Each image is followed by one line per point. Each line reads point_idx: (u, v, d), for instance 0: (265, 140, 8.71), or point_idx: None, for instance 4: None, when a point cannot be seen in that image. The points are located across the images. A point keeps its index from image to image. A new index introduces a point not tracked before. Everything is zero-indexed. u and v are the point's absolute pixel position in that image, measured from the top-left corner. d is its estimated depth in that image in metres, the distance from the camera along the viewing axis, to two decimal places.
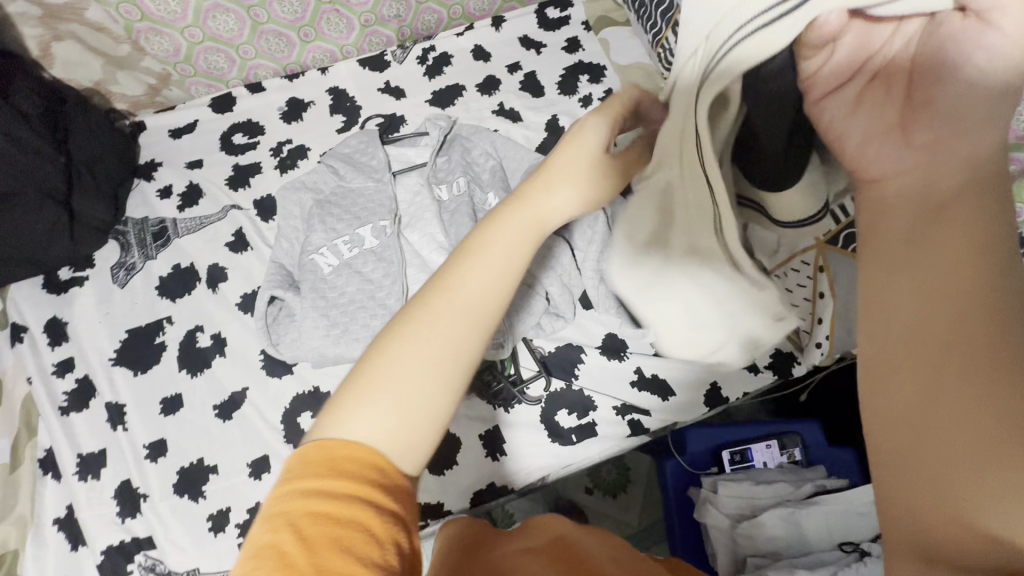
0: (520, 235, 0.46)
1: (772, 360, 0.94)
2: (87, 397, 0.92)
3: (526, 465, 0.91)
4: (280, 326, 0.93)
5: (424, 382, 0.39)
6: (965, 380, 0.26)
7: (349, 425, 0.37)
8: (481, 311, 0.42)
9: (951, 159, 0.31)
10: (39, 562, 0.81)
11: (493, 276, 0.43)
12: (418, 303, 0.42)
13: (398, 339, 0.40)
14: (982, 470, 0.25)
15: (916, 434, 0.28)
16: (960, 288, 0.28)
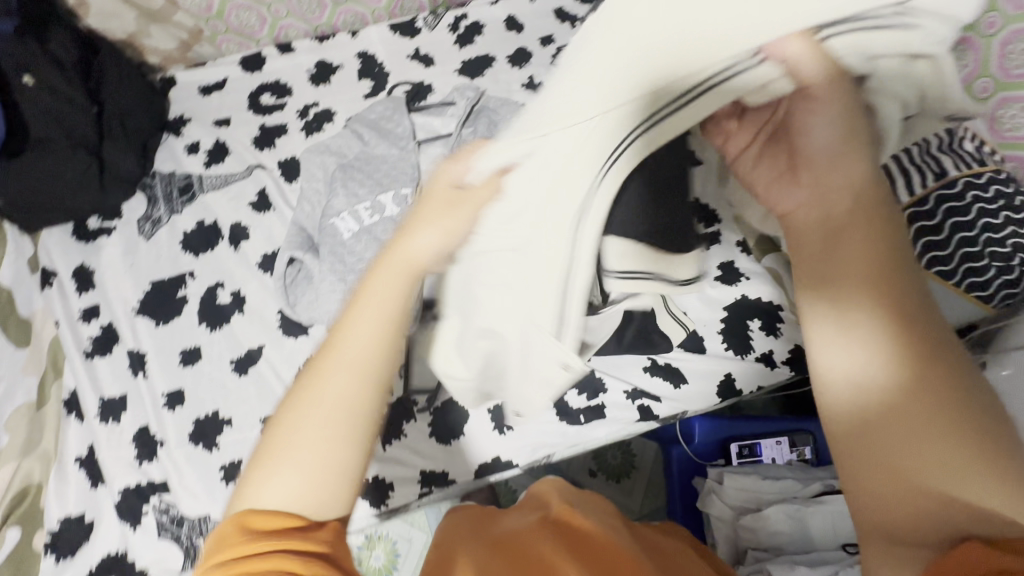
0: (392, 281, 0.45)
1: (792, 354, 0.92)
2: (111, 343, 0.95)
3: (532, 441, 0.91)
4: (298, 287, 0.94)
5: (326, 450, 0.41)
6: (910, 418, 0.38)
7: (262, 493, 0.41)
8: (363, 363, 0.43)
9: (836, 194, 0.42)
10: (60, 496, 0.85)
11: (369, 335, 0.43)
12: (310, 375, 0.43)
13: (292, 419, 0.42)
14: (935, 483, 0.37)
15: (886, 464, 0.39)
16: (858, 327, 0.41)
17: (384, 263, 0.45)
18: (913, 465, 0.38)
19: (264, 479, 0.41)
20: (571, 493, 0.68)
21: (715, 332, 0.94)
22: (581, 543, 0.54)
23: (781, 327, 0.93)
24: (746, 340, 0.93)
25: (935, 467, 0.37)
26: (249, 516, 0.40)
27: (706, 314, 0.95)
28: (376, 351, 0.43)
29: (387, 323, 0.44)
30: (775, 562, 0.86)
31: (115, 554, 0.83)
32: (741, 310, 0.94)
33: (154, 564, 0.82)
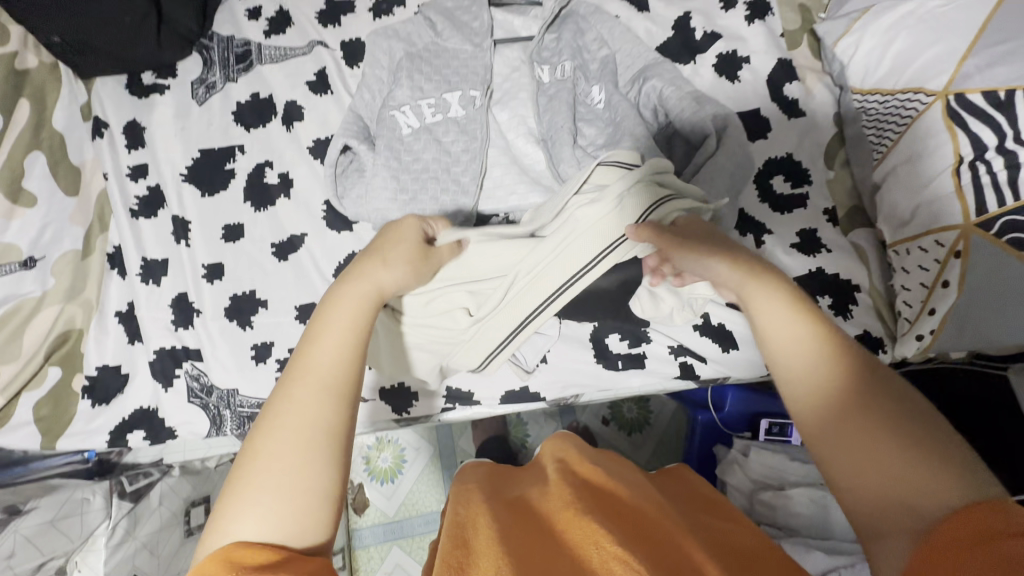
0: (361, 303, 0.50)
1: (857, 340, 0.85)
2: (156, 205, 0.93)
3: (563, 378, 0.88)
4: (347, 179, 0.89)
5: (304, 463, 0.41)
6: (861, 440, 0.41)
7: (241, 518, 0.39)
8: (330, 381, 0.45)
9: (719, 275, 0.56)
10: (99, 346, 0.86)
11: (341, 346, 0.47)
12: (281, 391, 0.44)
13: (264, 443, 0.42)
14: (903, 488, 0.39)
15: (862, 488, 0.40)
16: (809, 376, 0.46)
17: (351, 294, 0.51)
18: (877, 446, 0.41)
19: (241, 508, 0.39)
20: (588, 451, 0.62)
21: None
22: (611, 513, 0.48)
23: (852, 309, 0.86)
24: None
25: (900, 447, 0.40)
26: (227, 552, 0.37)
27: None
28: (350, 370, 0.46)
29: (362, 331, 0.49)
30: (789, 542, 0.83)
31: (147, 409, 0.85)
32: (812, 284, 0.87)
33: (182, 426, 0.85)
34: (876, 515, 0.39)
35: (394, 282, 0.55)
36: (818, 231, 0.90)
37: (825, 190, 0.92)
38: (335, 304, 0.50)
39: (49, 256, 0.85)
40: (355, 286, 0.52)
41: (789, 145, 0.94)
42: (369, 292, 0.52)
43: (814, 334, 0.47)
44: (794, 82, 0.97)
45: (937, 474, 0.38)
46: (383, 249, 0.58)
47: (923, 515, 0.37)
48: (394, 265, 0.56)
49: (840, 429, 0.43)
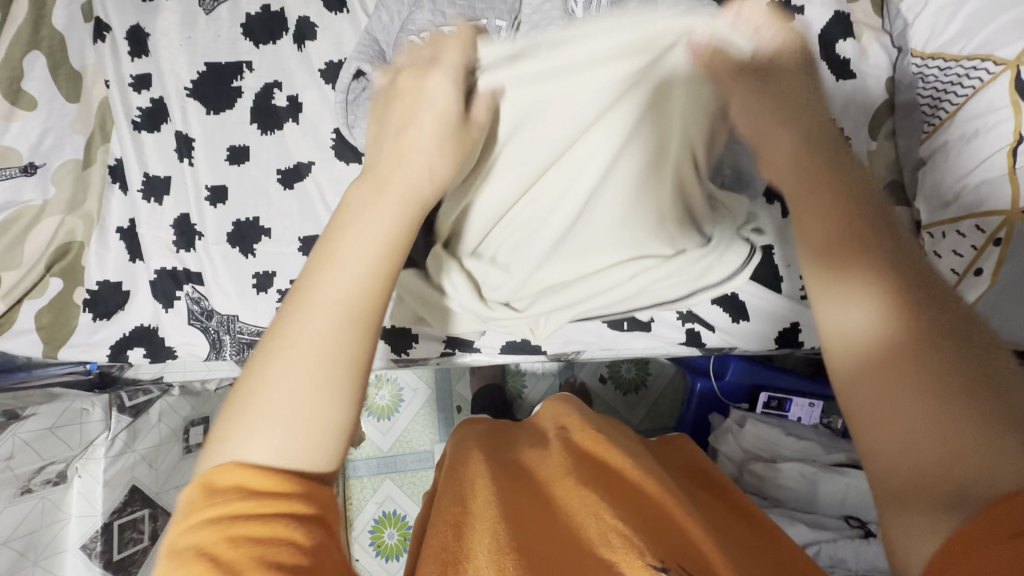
0: (391, 208, 0.40)
1: None
2: (160, 120, 0.89)
3: (565, 334, 0.86)
4: (359, 108, 0.84)
5: (316, 393, 0.34)
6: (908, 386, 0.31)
7: (246, 439, 0.33)
8: (358, 304, 0.36)
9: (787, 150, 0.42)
10: (101, 260, 0.85)
11: (368, 261, 0.37)
12: (289, 310, 0.36)
13: (274, 367, 0.34)
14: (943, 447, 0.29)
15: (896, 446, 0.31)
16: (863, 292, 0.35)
17: (386, 195, 0.40)
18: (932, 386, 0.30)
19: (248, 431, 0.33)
20: (592, 419, 0.61)
21: (796, 278, 0.81)
22: (605, 482, 0.48)
23: None
24: None
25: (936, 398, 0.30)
26: (239, 471, 0.32)
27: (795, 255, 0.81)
28: (380, 292, 0.37)
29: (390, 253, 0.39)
30: (772, 513, 0.84)
31: (148, 327, 0.85)
32: None
33: (182, 347, 0.85)
34: (902, 474, 0.30)
35: (433, 174, 0.43)
36: None
37: (865, 161, 0.86)
38: (354, 219, 0.39)
39: (49, 164, 0.83)
40: (386, 195, 0.40)
41: (834, 110, 0.87)
42: (404, 200, 0.40)
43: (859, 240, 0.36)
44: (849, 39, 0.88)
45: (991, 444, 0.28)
46: (407, 137, 0.43)
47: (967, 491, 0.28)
48: (421, 154, 0.42)
49: (873, 363, 0.33)
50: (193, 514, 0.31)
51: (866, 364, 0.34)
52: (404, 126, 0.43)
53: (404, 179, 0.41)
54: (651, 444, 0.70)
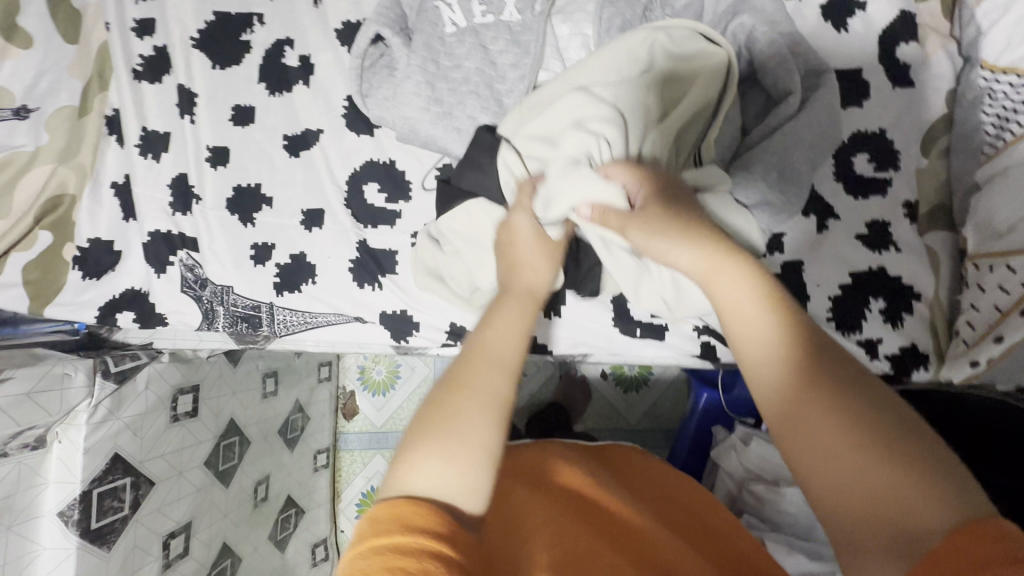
0: (524, 316, 0.48)
1: (900, 352, 0.78)
2: (161, 70, 0.83)
3: (575, 336, 0.82)
4: (374, 76, 0.78)
5: (480, 424, 0.40)
6: (836, 438, 0.33)
7: (422, 471, 0.38)
8: (508, 361, 0.44)
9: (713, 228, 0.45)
10: (93, 217, 0.81)
11: (512, 335, 0.46)
12: (458, 365, 0.43)
13: (450, 407, 0.40)
14: (878, 492, 0.31)
15: (835, 495, 0.33)
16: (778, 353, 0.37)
17: (518, 294, 0.51)
18: (830, 442, 0.33)
19: (424, 458, 0.38)
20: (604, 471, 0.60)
21: (824, 297, 0.79)
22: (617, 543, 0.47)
23: (904, 318, 0.78)
24: (857, 319, 0.78)
25: (860, 444, 0.32)
26: (404, 503, 0.36)
27: (824, 274, 0.79)
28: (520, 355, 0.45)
29: (526, 328, 0.48)
30: (769, 540, 0.82)
31: (138, 291, 0.81)
32: (868, 284, 0.78)
33: (174, 315, 0.81)
34: (844, 514, 0.32)
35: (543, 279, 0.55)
36: (890, 226, 0.79)
37: (912, 179, 0.80)
38: (501, 321, 0.47)
39: (43, 109, 0.79)
40: (514, 301, 0.50)
41: (885, 120, 0.81)
42: (530, 297, 0.51)
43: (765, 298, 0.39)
44: (910, 43, 0.82)
45: (920, 482, 0.30)
46: (516, 249, 0.56)
47: (915, 533, 0.29)
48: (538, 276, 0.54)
49: (805, 419, 0.35)
50: (365, 538, 0.34)
51: (788, 422, 0.36)
52: (508, 249, 0.57)
53: (522, 282, 0.53)
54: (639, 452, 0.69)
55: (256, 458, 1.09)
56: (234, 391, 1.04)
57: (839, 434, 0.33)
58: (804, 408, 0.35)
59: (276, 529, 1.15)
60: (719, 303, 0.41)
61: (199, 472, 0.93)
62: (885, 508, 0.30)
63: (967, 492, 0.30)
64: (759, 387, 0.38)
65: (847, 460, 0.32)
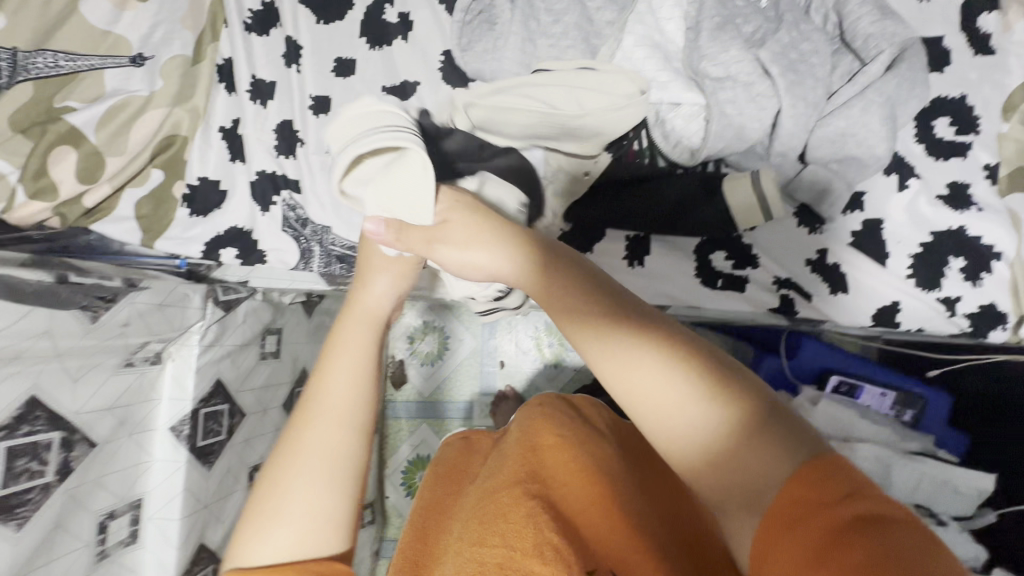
0: (364, 334, 0.49)
1: (980, 310, 0.79)
2: (270, 23, 0.88)
3: (657, 287, 0.84)
4: (475, 31, 0.83)
5: (320, 485, 0.42)
6: (710, 439, 0.35)
7: (265, 543, 0.40)
8: (348, 416, 0.45)
9: (569, 263, 0.46)
10: (203, 158, 0.85)
11: (349, 387, 0.45)
12: (290, 436, 0.44)
13: (287, 474, 0.42)
14: (749, 472, 0.33)
15: (722, 490, 0.34)
16: (661, 384, 0.37)
17: (355, 322, 0.50)
18: (693, 434, 0.35)
19: (267, 527, 0.40)
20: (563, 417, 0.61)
21: (904, 254, 0.81)
22: (563, 503, 0.49)
23: (984, 277, 0.79)
24: (938, 276, 0.80)
25: (726, 437, 0.35)
26: None
27: (905, 232, 0.81)
28: (366, 402, 0.46)
29: (370, 363, 0.48)
30: None
31: (241, 229, 0.85)
32: (949, 242, 0.80)
33: (273, 253, 0.85)
34: (725, 500, 0.34)
35: (382, 296, 0.53)
36: (971, 188, 0.81)
37: (993, 143, 0.82)
38: (341, 348, 0.48)
39: (158, 56, 0.86)
40: (353, 325, 0.50)
41: (966, 86, 0.83)
42: (366, 317, 0.51)
43: (627, 333, 0.40)
44: (993, 12, 0.84)
45: (768, 450, 0.33)
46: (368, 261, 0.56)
47: (768, 495, 0.33)
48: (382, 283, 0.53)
49: (688, 437, 0.36)
50: None
51: (677, 446, 0.36)
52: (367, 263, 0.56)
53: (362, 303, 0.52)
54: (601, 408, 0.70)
55: None
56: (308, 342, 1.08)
57: (688, 412, 0.35)
58: (682, 425, 0.36)
59: None
60: (600, 357, 0.40)
61: (279, 413, 0.97)
62: (740, 472, 0.34)
63: (794, 442, 0.34)
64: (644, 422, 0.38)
65: (721, 456, 0.34)
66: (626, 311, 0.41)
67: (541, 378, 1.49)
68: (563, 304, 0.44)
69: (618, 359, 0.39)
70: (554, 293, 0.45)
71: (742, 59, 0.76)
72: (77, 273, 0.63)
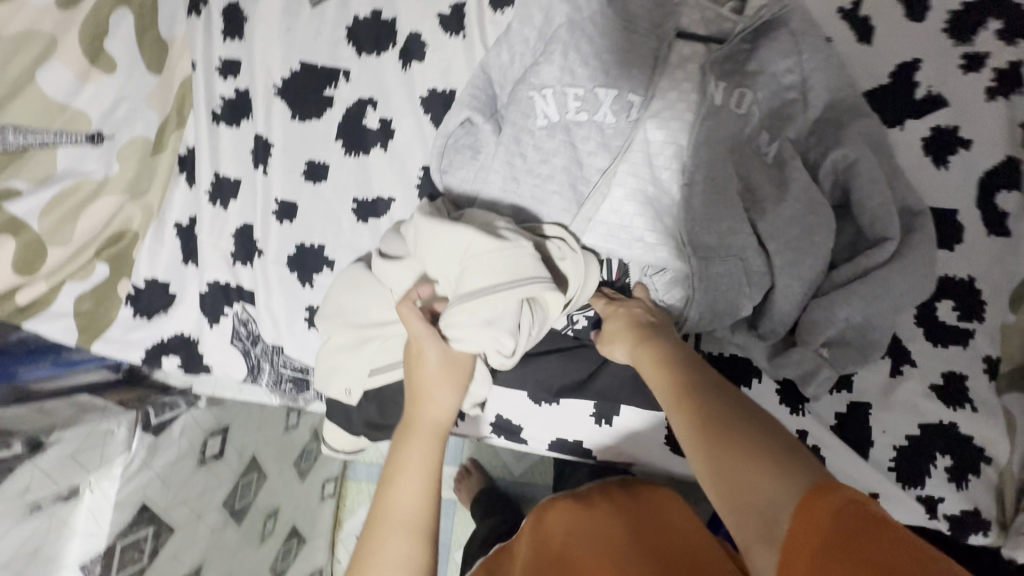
0: (429, 435, 0.60)
1: (960, 514, 0.73)
2: (241, 114, 0.83)
3: (623, 446, 0.78)
4: (457, 155, 0.77)
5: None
6: (744, 469, 0.46)
7: None
8: (415, 522, 0.55)
9: (668, 346, 0.63)
10: (154, 255, 0.82)
11: (415, 489, 0.56)
12: (369, 541, 0.55)
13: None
14: (764, 495, 0.44)
15: (742, 515, 0.45)
16: (704, 423, 0.51)
17: (418, 430, 0.60)
18: (714, 466, 0.48)
19: None
20: (574, 534, 0.62)
21: (888, 445, 0.75)
22: None
23: (970, 480, 0.73)
24: (923, 472, 0.74)
25: (751, 466, 0.45)
26: None
27: (891, 420, 0.76)
28: (427, 506, 0.56)
29: (430, 476, 0.58)
30: None
31: (186, 338, 0.82)
32: (937, 438, 0.75)
33: (218, 366, 0.81)
34: (749, 527, 0.44)
35: (446, 406, 0.61)
36: (967, 380, 0.76)
37: (996, 333, 0.76)
38: (408, 448, 0.59)
39: (116, 138, 0.78)
40: (418, 437, 0.60)
41: (975, 268, 0.78)
42: (430, 414, 0.61)
43: (692, 385, 0.55)
44: (1012, 190, 0.78)
45: (781, 478, 0.43)
46: (420, 376, 0.62)
47: (780, 514, 0.42)
48: (440, 393, 0.61)
49: (723, 465, 0.47)
50: None
51: (715, 483, 0.48)
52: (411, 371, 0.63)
53: (423, 415, 0.61)
54: (608, 496, 0.69)
55: (272, 491, 1.05)
56: (260, 427, 1.02)
57: (713, 454, 0.48)
58: (713, 459, 0.48)
59: (279, 561, 1.06)
60: (671, 405, 0.55)
61: (217, 514, 0.90)
62: (756, 502, 0.44)
63: (808, 472, 0.43)
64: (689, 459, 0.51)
65: (745, 479, 0.45)
66: (696, 373, 0.57)
67: (509, 454, 1.38)
68: (655, 370, 0.60)
69: (683, 398, 0.54)
70: (648, 363, 0.61)
71: (738, 228, 0.70)
72: None
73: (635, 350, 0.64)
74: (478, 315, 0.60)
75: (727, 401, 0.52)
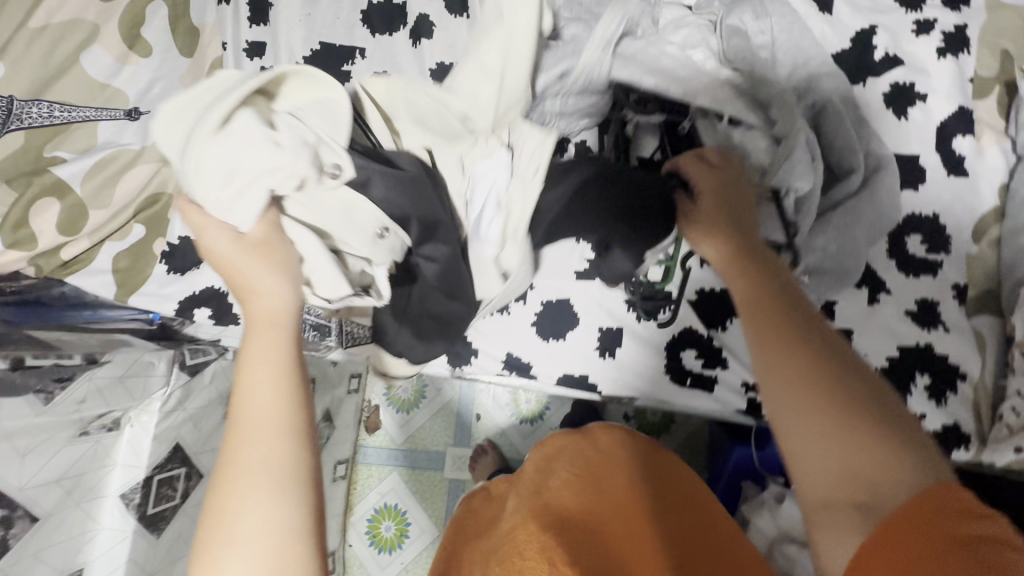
0: (281, 333, 0.45)
1: (943, 429, 0.78)
2: None
3: (627, 378, 0.84)
4: None
5: (262, 496, 0.38)
6: (856, 430, 0.38)
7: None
8: (272, 425, 0.40)
9: (760, 254, 0.54)
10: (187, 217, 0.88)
11: (269, 394, 0.41)
12: (216, 462, 0.39)
13: (219, 496, 0.38)
14: (874, 472, 0.36)
15: (837, 481, 0.38)
16: (821, 366, 0.41)
17: (266, 324, 0.45)
18: (822, 427, 0.39)
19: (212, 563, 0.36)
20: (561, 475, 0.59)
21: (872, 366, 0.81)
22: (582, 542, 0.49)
23: (949, 396, 0.79)
24: (904, 391, 0.80)
25: (877, 439, 0.37)
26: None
27: (874, 344, 0.82)
28: (290, 410, 0.41)
29: (291, 375, 0.43)
30: None
31: (217, 290, 0.87)
32: (915, 359, 0.81)
33: None
34: (834, 492, 0.38)
35: (283, 295, 0.47)
36: (939, 306, 0.82)
37: (962, 263, 0.84)
38: (254, 349, 0.43)
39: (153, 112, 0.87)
40: (261, 331, 0.44)
41: (938, 205, 0.85)
42: (283, 306, 0.47)
43: (802, 316, 0.46)
44: (966, 136, 0.87)
45: (904, 461, 0.36)
46: (232, 268, 0.47)
47: (899, 497, 0.35)
48: (269, 275, 0.47)
49: (831, 426, 0.38)
50: None
51: (817, 436, 0.39)
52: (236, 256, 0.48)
53: (260, 306, 0.46)
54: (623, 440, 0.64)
55: None
56: None
57: (824, 412, 0.39)
58: (827, 420, 0.39)
59: None
60: (766, 326, 0.45)
61: None
62: (871, 478, 0.36)
63: (933, 462, 0.36)
64: (778, 399, 0.42)
65: (858, 445, 0.37)
66: (804, 304, 0.47)
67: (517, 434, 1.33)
68: (748, 276, 0.51)
69: (788, 326, 0.44)
70: (745, 270, 0.52)
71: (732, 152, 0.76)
72: (35, 355, 0.64)
73: (727, 238, 0.58)
74: (233, 148, 0.45)
75: (844, 348, 0.43)
